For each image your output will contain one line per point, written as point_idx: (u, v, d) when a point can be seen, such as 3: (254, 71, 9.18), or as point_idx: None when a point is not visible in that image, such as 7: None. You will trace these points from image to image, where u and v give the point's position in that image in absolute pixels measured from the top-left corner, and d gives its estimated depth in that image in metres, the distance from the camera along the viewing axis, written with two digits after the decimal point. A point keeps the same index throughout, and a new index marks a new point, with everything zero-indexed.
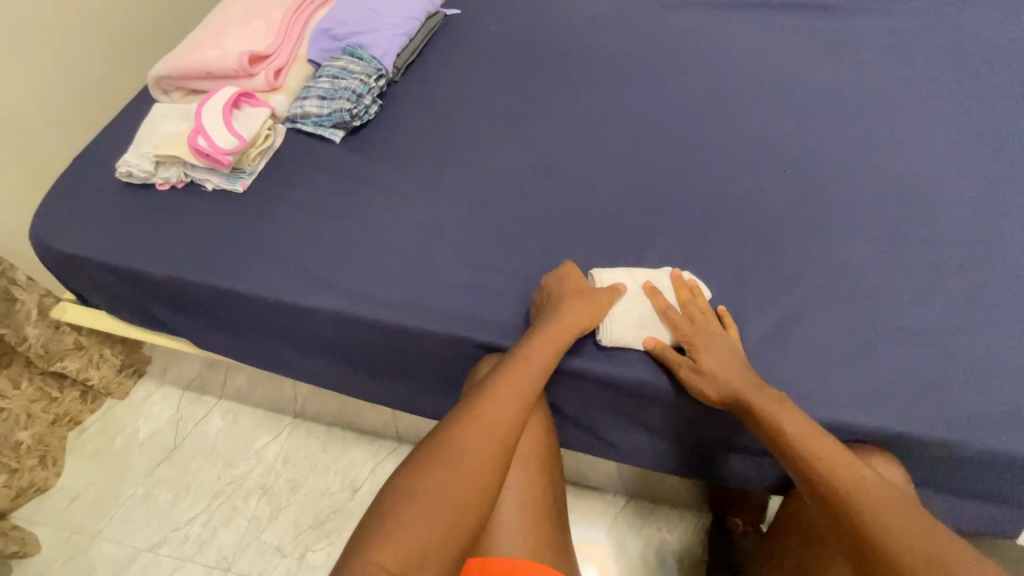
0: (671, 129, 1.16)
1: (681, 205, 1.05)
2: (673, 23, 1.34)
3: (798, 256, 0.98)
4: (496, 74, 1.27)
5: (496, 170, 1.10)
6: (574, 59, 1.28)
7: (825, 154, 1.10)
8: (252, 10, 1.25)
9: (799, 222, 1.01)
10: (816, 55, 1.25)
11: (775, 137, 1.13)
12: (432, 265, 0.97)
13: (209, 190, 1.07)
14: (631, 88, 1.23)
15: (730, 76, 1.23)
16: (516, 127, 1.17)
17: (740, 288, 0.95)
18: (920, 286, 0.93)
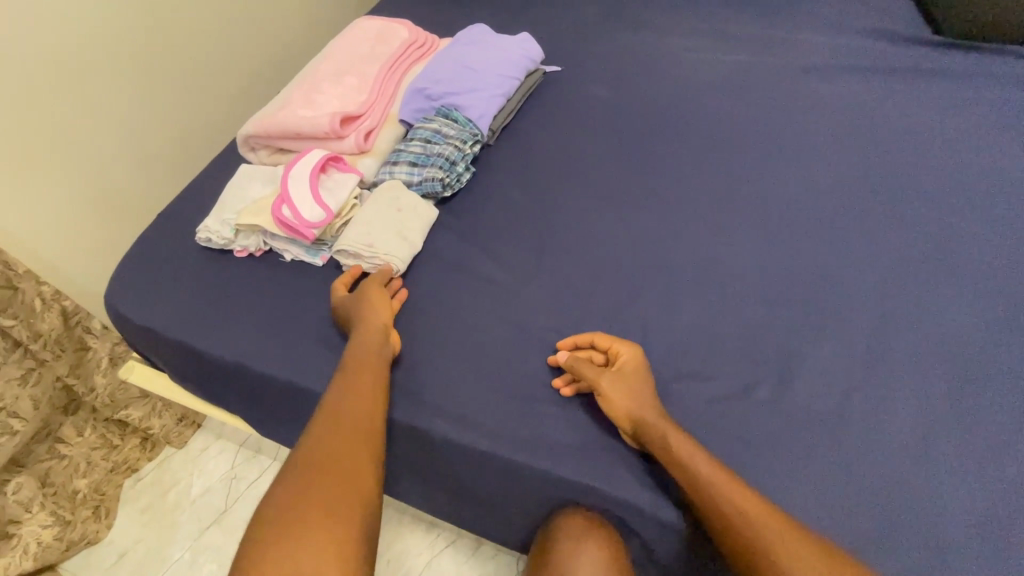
0: (808, 223, 0.99)
1: (826, 323, 0.87)
2: (804, 92, 1.17)
3: (992, 406, 0.77)
4: (600, 142, 1.14)
5: (601, 262, 0.97)
6: (688, 131, 1.14)
7: (1005, 268, 0.90)
8: (347, 66, 1.20)
9: (985, 358, 0.81)
10: (985, 138, 1.05)
11: (940, 240, 0.94)
12: (528, 377, 0.85)
13: (288, 261, 0.99)
14: (755, 167, 1.07)
15: (875, 159, 1.05)
16: (623, 209, 1.03)
17: (916, 447, 0.75)
18: None
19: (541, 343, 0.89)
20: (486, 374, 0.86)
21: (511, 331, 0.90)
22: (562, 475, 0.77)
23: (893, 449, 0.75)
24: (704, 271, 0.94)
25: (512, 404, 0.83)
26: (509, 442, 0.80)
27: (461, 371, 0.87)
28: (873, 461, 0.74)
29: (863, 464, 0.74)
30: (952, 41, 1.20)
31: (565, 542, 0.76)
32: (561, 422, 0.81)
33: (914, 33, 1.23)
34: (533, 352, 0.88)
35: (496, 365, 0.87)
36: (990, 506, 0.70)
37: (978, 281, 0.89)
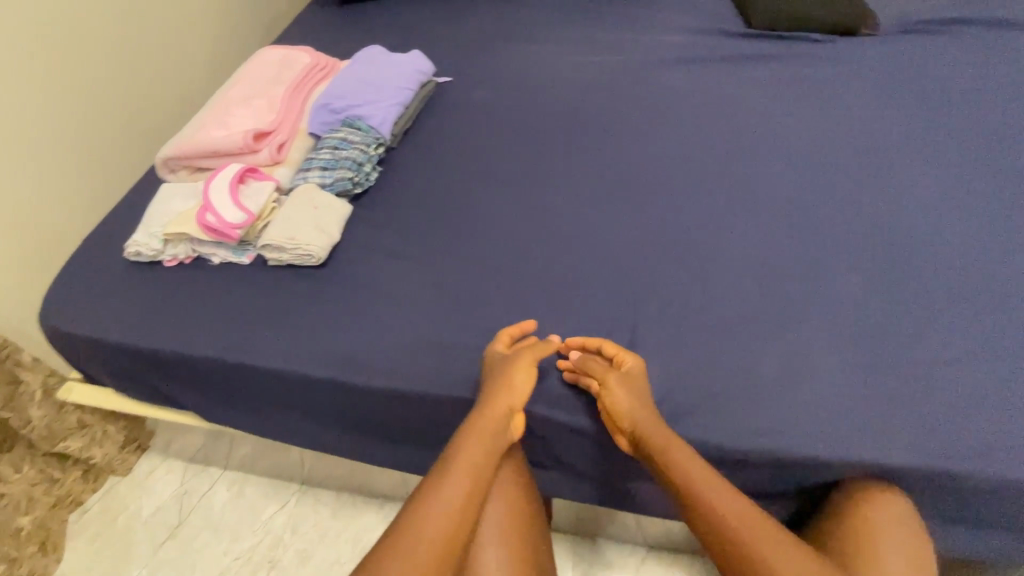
0: (664, 174, 1.19)
1: (683, 246, 1.06)
2: (652, 78, 1.40)
3: (799, 292, 0.97)
4: (486, 136, 1.32)
5: (496, 226, 1.13)
6: (561, 116, 1.34)
7: (809, 192, 1.12)
8: (255, 90, 1.32)
9: (793, 259, 1.02)
10: (788, 99, 1.30)
11: (767, 174, 1.16)
12: (434, 327, 0.99)
13: (216, 263, 1.10)
14: (614, 139, 1.27)
15: (710, 122, 1.27)
16: (511, 184, 1.21)
17: (744, 331, 0.94)
18: (914, 311, 0.93)
19: (450, 297, 1.03)
20: (404, 325, 0.99)
21: (423, 290, 1.04)
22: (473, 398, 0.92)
23: (726, 335, 0.94)
24: (582, 222, 1.12)
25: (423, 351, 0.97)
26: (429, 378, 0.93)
27: (382, 326, 0.99)
28: (712, 346, 0.93)
29: (705, 350, 0.92)
30: (760, 30, 1.48)
31: (469, 441, 0.89)
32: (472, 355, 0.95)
33: (731, 27, 1.50)
34: (444, 304, 1.02)
35: (412, 318, 1.00)
36: (798, 363, 0.89)
37: (787, 202, 1.10)
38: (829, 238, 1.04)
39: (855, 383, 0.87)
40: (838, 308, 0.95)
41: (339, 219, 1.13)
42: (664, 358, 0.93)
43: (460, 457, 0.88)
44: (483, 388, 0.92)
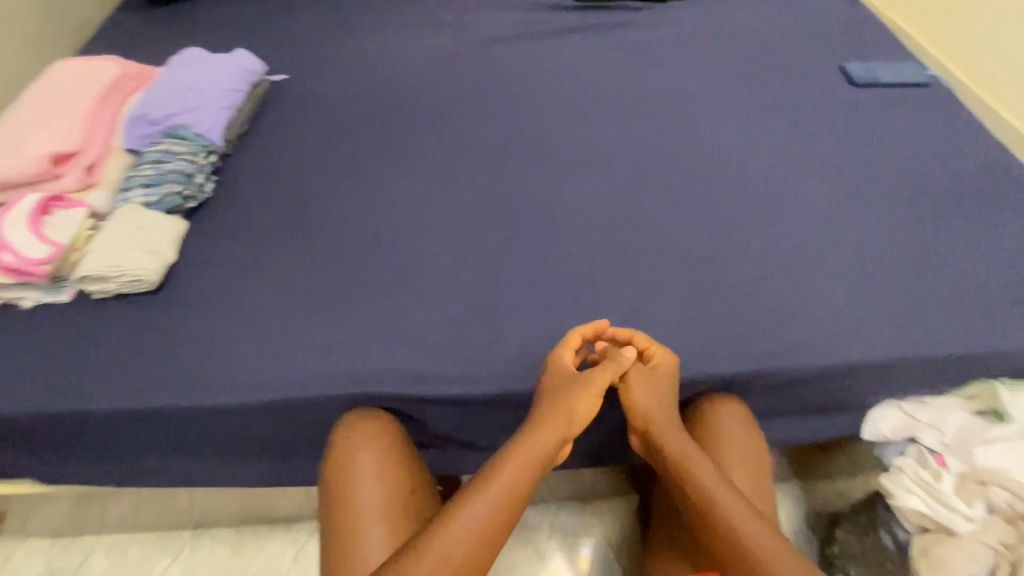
0: (512, 144, 1.23)
1: (535, 210, 1.11)
2: (489, 58, 1.43)
3: (633, 239, 1.06)
4: (328, 132, 1.28)
5: (352, 218, 1.11)
6: (406, 100, 1.34)
7: (637, 148, 1.21)
8: (51, 108, 1.17)
9: (626, 210, 1.10)
10: (615, 65, 1.40)
11: (603, 131, 1.24)
12: (289, 332, 0.95)
13: (29, 306, 0.97)
14: (457, 119, 1.29)
15: (549, 93, 1.33)
16: (363, 173, 1.19)
17: (588, 281, 1.00)
18: (728, 239, 1.05)
19: (309, 296, 1.00)
20: (264, 334, 0.95)
21: (280, 294, 1.00)
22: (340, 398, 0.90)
23: (574, 287, 1.00)
24: (432, 204, 1.13)
25: (278, 359, 0.92)
26: (296, 383, 0.89)
27: (240, 340, 0.94)
28: (563, 301, 0.98)
29: (557, 306, 0.98)
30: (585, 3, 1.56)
31: (353, 454, 0.85)
32: (339, 350, 0.93)
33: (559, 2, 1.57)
34: (305, 305, 0.98)
35: (272, 325, 0.96)
36: (639, 303, 0.97)
37: (618, 159, 1.19)
38: (656, 187, 1.14)
39: (689, 311, 0.96)
40: (666, 247, 1.05)
41: (169, 235, 1.03)
42: (529, 317, 0.97)
43: (345, 472, 0.84)
44: (355, 381, 0.90)
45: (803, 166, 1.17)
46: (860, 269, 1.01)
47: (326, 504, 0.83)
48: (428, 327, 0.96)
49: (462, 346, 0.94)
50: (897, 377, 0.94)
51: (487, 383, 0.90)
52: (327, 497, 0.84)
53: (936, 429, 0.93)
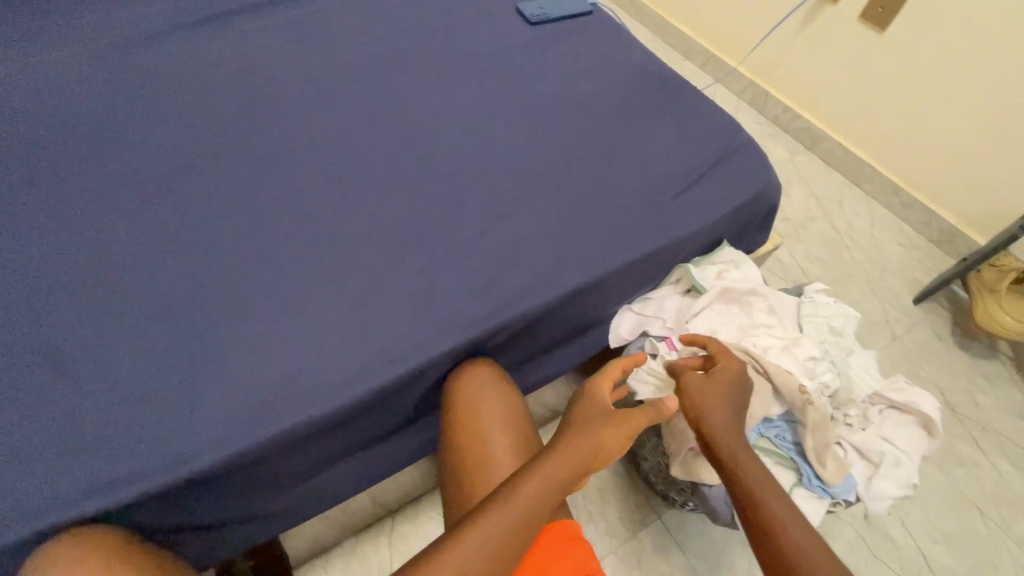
0: (349, 85, 0.86)
1: (376, 165, 0.78)
2: (233, 27, 0.91)
3: (676, 201, 0.81)
4: (182, 103, 0.81)
5: (168, 182, 0.73)
6: (173, 35, 0.88)
7: (646, 88, 0.93)
8: None
9: (659, 166, 0.83)
10: (447, 22, 0.97)
11: (469, 55, 0.93)
12: (206, 420, 0.58)
13: None
14: (321, 91, 0.85)
15: (377, 67, 0.89)
16: (156, 122, 0.78)
17: (631, 260, 0.75)
18: (767, 190, 0.87)
19: (135, 307, 0.63)
20: (68, 388, 0.58)
21: (67, 306, 0.62)
22: (321, 483, 0.71)
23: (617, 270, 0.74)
24: (392, 192, 0.75)
25: (198, 474, 0.56)
26: (139, 451, 0.56)
27: (25, 398, 0.57)
28: (595, 297, 0.76)
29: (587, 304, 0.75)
30: None
31: (597, 416, 0.67)
32: (191, 384, 0.59)
33: None
34: (92, 318, 0.62)
35: (81, 366, 0.59)
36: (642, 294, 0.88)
37: (627, 103, 0.90)
38: (684, 133, 0.88)
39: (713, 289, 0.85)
40: (714, 207, 0.82)
41: None
42: (401, 301, 0.67)
43: (587, 446, 0.64)
44: (228, 424, 0.58)
45: (680, 79, 0.96)
46: (713, 148, 0.87)
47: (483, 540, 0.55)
48: (315, 323, 0.64)
49: (387, 327, 0.65)
50: (736, 238, 0.88)
51: (414, 359, 0.64)
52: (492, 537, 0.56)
53: (731, 264, 0.84)
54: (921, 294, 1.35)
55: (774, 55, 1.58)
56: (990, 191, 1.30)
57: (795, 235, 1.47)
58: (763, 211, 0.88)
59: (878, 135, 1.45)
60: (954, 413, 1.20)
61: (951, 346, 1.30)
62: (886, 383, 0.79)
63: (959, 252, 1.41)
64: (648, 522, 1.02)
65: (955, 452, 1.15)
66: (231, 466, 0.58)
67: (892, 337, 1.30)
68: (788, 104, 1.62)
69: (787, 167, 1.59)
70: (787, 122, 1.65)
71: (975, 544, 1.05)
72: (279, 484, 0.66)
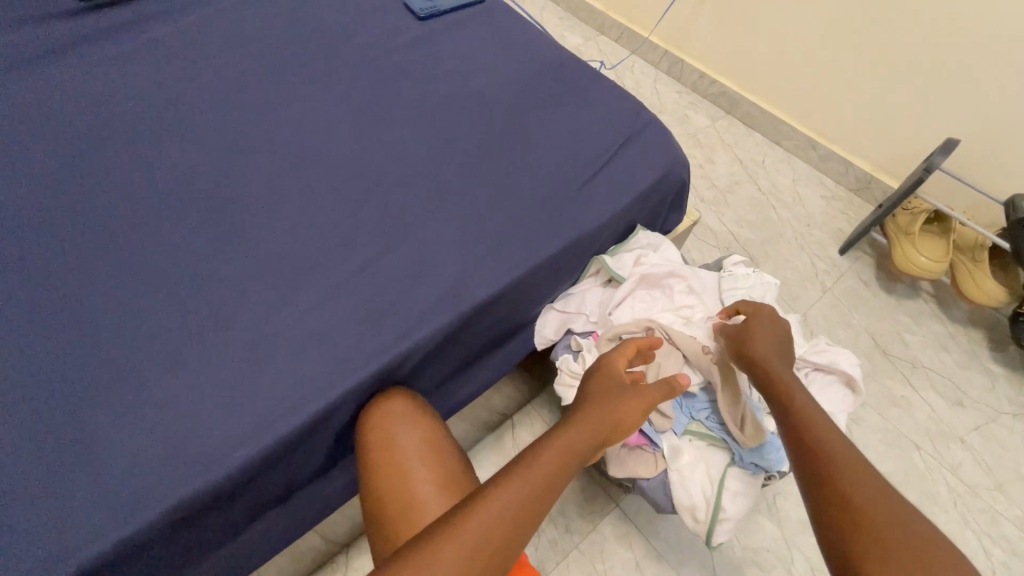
0: (226, 107, 0.80)
1: (259, 194, 0.72)
2: (80, 55, 0.81)
3: (581, 192, 0.78)
4: (27, 150, 0.72)
5: (21, 242, 0.65)
6: (11, 69, 0.78)
7: (542, 76, 0.89)
8: None
9: (561, 156, 0.80)
10: (326, 29, 0.90)
11: (352, 62, 0.87)
12: (82, 507, 0.52)
13: None
14: (190, 120, 0.77)
15: (253, 86, 0.82)
16: (2, 172, 0.69)
17: (540, 261, 0.72)
18: (674, 168, 0.86)
19: None
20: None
21: None
22: (244, 542, 0.66)
23: (527, 273, 0.72)
24: (278, 222, 0.70)
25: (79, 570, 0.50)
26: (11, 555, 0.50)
27: None
28: (508, 303, 0.73)
29: (502, 312, 0.72)
30: None
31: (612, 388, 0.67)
32: (63, 472, 0.53)
33: None
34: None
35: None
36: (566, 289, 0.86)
37: (524, 94, 0.87)
38: (584, 120, 0.85)
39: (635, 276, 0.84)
40: (620, 193, 0.80)
41: None
42: (295, 341, 0.62)
43: (604, 421, 0.64)
44: (109, 510, 0.52)
45: (578, 63, 0.93)
46: (615, 132, 0.85)
47: (485, 526, 0.54)
48: (202, 380, 0.59)
49: (286, 371, 0.61)
50: (650, 221, 0.87)
51: (315, 402, 0.60)
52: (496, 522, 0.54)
53: (650, 247, 0.83)
54: (845, 243, 1.39)
55: (684, 23, 1.57)
56: (896, 136, 1.34)
57: (723, 200, 1.48)
58: (674, 189, 0.87)
59: (789, 92, 1.47)
60: (885, 355, 1.25)
61: (878, 291, 1.35)
62: (807, 347, 0.80)
63: (877, 198, 1.46)
64: (607, 511, 1.01)
65: (890, 393, 1.20)
66: (124, 553, 0.53)
67: (822, 290, 1.34)
68: (703, 69, 1.62)
69: (709, 133, 1.60)
70: (704, 88, 1.65)
71: (915, 479, 1.10)
72: (194, 555, 0.61)
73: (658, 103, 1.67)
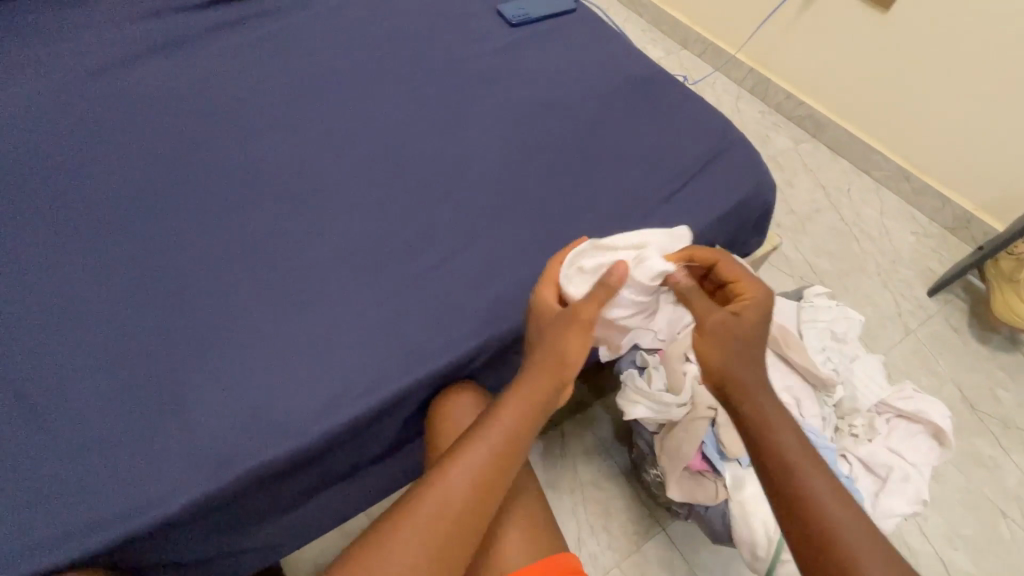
0: (326, 101, 0.84)
1: (351, 185, 0.76)
2: (204, 46, 0.89)
3: (661, 207, 0.77)
4: (155, 129, 0.79)
5: (142, 213, 0.72)
6: (148, 57, 0.86)
7: (628, 87, 0.89)
8: None
9: (642, 169, 0.80)
10: (421, 30, 0.94)
11: (444, 64, 0.90)
12: (176, 459, 0.56)
13: None
14: (294, 111, 0.83)
15: (351, 82, 0.87)
16: (133, 149, 0.77)
17: None
18: (759, 188, 0.83)
19: (107, 341, 0.62)
20: (36, 432, 0.57)
21: (46, 341, 0.62)
22: (307, 513, 0.69)
23: None
24: (366, 211, 0.74)
25: (167, 518, 0.55)
26: (113, 496, 0.55)
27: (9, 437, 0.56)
28: None
29: None
30: None
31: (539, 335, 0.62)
32: (163, 424, 0.58)
33: None
34: (62, 360, 0.61)
35: (54, 411, 0.58)
36: None
37: (609, 104, 0.87)
38: (669, 134, 0.84)
39: None
40: (702, 210, 0.78)
41: None
42: (373, 326, 0.65)
43: (544, 366, 0.61)
44: (200, 465, 0.57)
45: (666, 76, 0.92)
46: (700, 147, 0.83)
47: (425, 539, 0.53)
48: (285, 355, 0.63)
49: (363, 354, 0.63)
50: (728, 242, 0.85)
51: (387, 387, 0.62)
52: (447, 518, 0.54)
53: None
54: (935, 285, 1.29)
55: (774, 41, 1.52)
56: (1006, 173, 1.24)
57: (802, 227, 1.41)
58: (757, 212, 0.84)
59: (884, 119, 1.39)
60: (973, 409, 1.15)
61: (969, 339, 1.24)
62: (892, 391, 0.75)
63: (976, 239, 1.35)
64: (652, 534, 0.99)
65: (975, 452, 1.10)
66: (208, 507, 0.57)
67: (905, 331, 1.25)
68: (791, 90, 1.56)
69: (791, 157, 1.54)
70: (790, 109, 1.59)
71: (998, 550, 1.00)
72: (263, 518, 0.65)
73: (739, 122, 1.62)
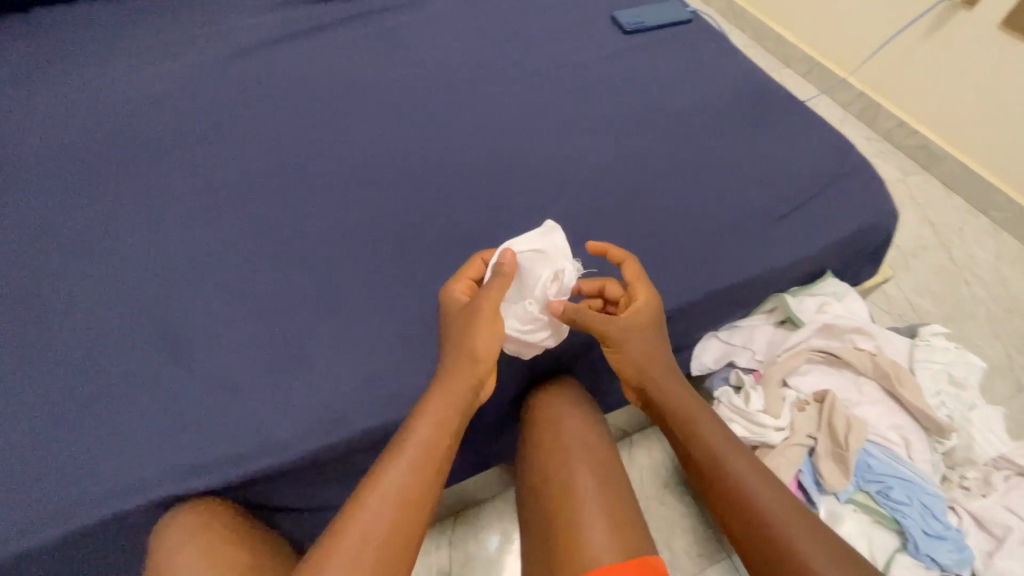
0: (445, 95, 0.89)
1: (468, 176, 0.79)
2: (336, 37, 0.96)
3: (777, 224, 0.75)
4: (291, 109, 0.85)
5: (280, 184, 0.77)
6: (288, 44, 0.94)
7: (744, 101, 0.88)
8: None
9: (759, 184, 0.78)
10: (537, 34, 0.97)
11: (558, 67, 0.92)
12: (300, 411, 0.60)
13: None
14: (415, 102, 0.87)
15: (469, 78, 0.91)
16: (273, 125, 0.83)
17: (726, 283, 0.71)
18: (881, 214, 0.79)
19: (243, 297, 0.67)
20: (178, 372, 0.61)
21: (191, 291, 0.67)
22: None
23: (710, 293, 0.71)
24: (480, 202, 0.77)
25: (290, 465, 0.58)
26: (235, 434, 0.58)
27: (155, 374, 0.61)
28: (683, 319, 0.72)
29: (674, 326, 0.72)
30: None
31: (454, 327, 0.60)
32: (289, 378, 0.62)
33: None
34: (205, 309, 0.66)
35: (188, 352, 0.62)
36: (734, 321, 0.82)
37: (725, 117, 0.86)
38: (787, 150, 0.82)
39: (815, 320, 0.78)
40: (820, 231, 0.76)
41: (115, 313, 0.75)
42: None
43: (459, 356, 0.58)
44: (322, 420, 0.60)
45: (783, 92, 0.90)
46: (820, 167, 0.81)
47: (366, 528, 0.49)
48: (403, 328, 0.66)
49: None
50: (841, 267, 0.82)
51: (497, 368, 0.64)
52: (385, 510, 0.51)
53: (835, 296, 0.78)
54: None
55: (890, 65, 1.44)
56: None
57: (907, 264, 1.32)
58: (875, 240, 0.81)
59: (1010, 155, 1.28)
60: None
61: None
62: (1012, 447, 0.70)
63: None
64: (715, 561, 0.94)
65: None
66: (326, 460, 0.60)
67: (1019, 387, 1.14)
68: (904, 117, 1.46)
69: (900, 188, 1.45)
70: (900, 138, 1.50)
71: None
72: (355, 482, 0.66)
73: None
